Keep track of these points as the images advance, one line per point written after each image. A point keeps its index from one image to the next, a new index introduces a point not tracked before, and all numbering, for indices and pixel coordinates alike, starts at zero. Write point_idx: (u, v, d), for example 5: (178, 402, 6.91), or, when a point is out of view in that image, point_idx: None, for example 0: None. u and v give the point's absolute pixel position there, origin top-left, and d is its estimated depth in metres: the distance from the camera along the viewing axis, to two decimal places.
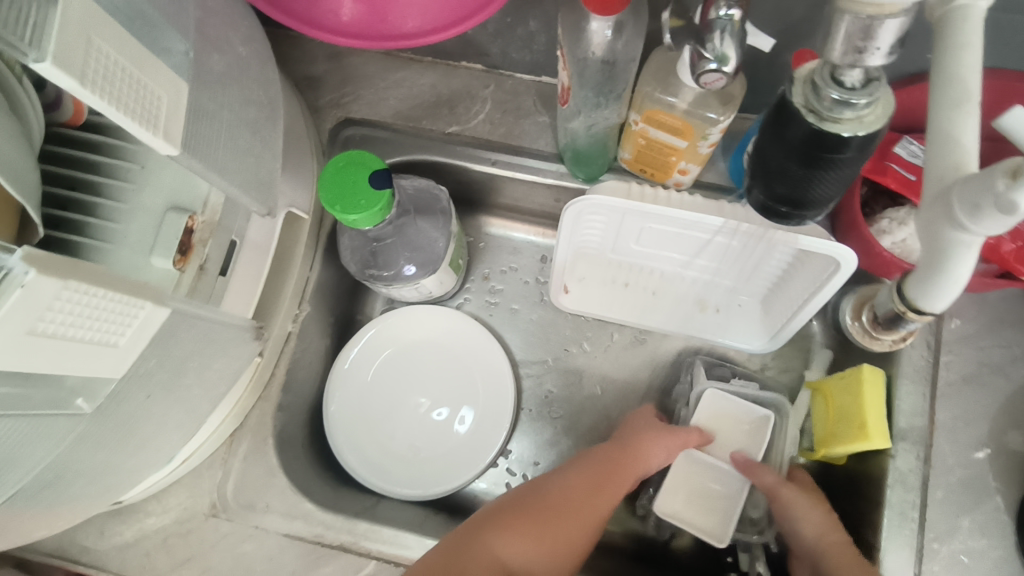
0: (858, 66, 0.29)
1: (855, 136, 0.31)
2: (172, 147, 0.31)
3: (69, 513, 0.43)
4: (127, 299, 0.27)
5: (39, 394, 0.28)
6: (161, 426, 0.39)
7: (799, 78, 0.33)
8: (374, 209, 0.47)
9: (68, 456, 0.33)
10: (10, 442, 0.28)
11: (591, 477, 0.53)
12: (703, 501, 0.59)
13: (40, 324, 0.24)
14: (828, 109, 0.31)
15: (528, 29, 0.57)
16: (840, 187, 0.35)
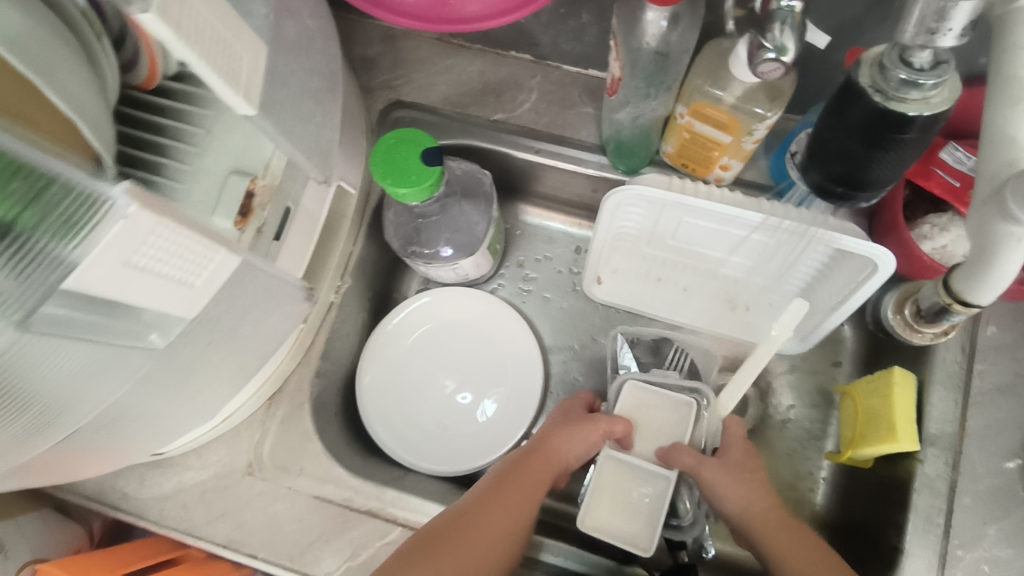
0: (928, 48, 0.33)
1: (920, 115, 0.36)
2: (250, 107, 0.33)
3: (123, 456, 0.45)
4: (205, 242, 0.29)
5: (120, 325, 0.30)
6: (215, 376, 0.41)
7: (868, 61, 0.37)
8: (424, 185, 0.48)
9: (137, 392, 0.35)
10: (87, 367, 0.31)
11: (505, 488, 0.50)
12: (627, 503, 0.51)
13: (134, 258, 0.26)
14: (895, 88, 0.35)
15: (581, 21, 0.58)
16: (897, 168, 0.40)
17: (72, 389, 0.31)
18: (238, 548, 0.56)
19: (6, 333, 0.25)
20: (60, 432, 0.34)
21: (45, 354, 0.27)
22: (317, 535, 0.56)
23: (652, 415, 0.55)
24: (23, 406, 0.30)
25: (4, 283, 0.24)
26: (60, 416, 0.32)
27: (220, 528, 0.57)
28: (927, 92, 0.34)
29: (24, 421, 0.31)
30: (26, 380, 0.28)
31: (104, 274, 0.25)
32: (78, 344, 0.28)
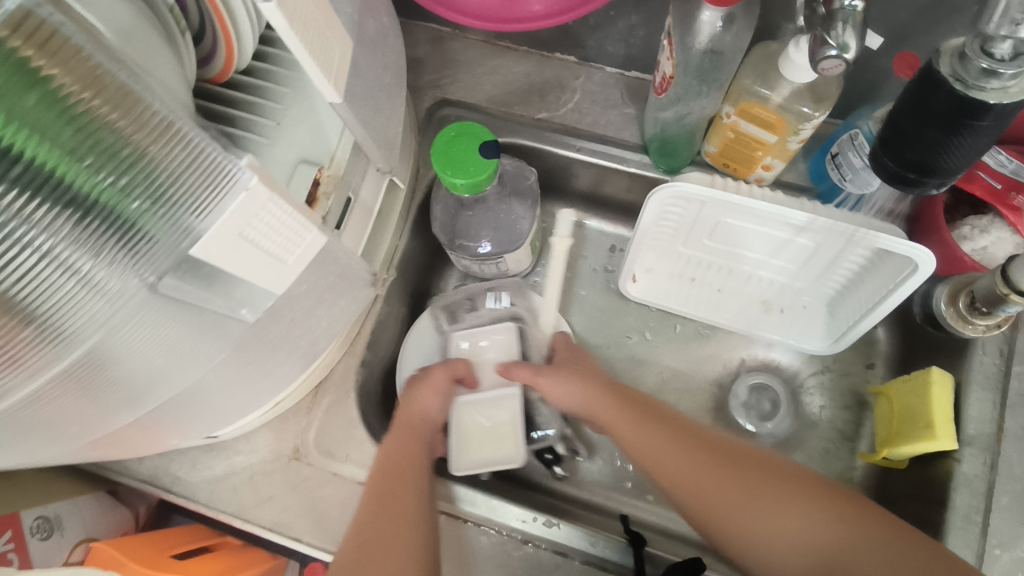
0: (1008, 39, 0.35)
1: (999, 103, 0.37)
2: (336, 94, 0.35)
3: (183, 437, 0.46)
4: (302, 222, 0.31)
5: (217, 301, 0.32)
6: (284, 357, 0.43)
7: (947, 51, 0.39)
8: (480, 177, 0.49)
9: (220, 367, 0.37)
10: (181, 340, 0.33)
11: (399, 454, 0.55)
12: (492, 434, 0.62)
13: (246, 229, 0.27)
14: (976, 78, 0.37)
15: (629, 23, 0.60)
16: (969, 158, 0.41)
17: (167, 360, 0.33)
18: (283, 531, 0.57)
19: (128, 307, 0.28)
20: (156, 404, 0.37)
21: (145, 334, 0.30)
22: None
23: (484, 350, 0.67)
24: (125, 384, 0.33)
25: (126, 267, 0.27)
26: (155, 393, 0.35)
27: (267, 512, 0.58)
28: (1006, 82, 0.36)
29: (122, 396, 0.34)
30: (126, 361, 0.31)
31: (220, 242, 0.27)
32: (174, 323, 0.31)
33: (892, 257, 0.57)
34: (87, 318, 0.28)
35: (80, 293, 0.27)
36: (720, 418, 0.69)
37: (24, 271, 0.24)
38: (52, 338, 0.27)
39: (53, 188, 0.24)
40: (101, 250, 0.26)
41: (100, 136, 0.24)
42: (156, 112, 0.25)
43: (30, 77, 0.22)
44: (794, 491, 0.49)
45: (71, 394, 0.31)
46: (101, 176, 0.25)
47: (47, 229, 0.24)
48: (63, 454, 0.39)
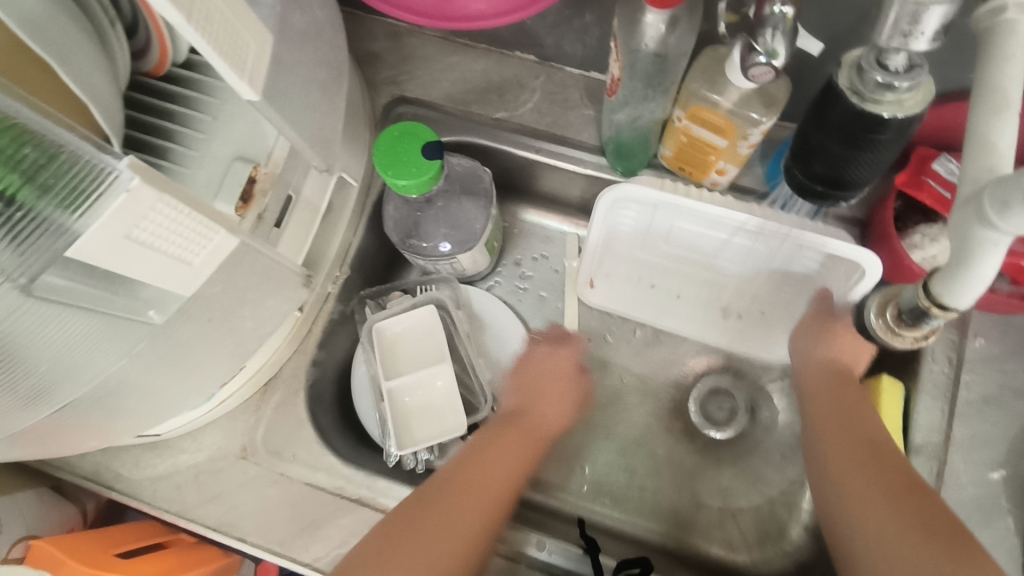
0: (901, 52, 0.35)
1: (893, 117, 0.37)
2: (253, 92, 0.34)
3: (101, 440, 0.45)
4: (206, 224, 0.30)
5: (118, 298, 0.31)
6: (209, 355, 0.42)
7: (846, 63, 0.39)
8: (423, 177, 0.49)
9: (132, 367, 0.36)
10: (85, 337, 0.31)
11: (522, 444, 0.61)
12: (431, 413, 0.61)
13: (135, 231, 0.26)
14: (871, 91, 0.37)
15: (584, 22, 0.59)
16: (875, 170, 0.42)
17: (67, 358, 0.31)
18: (228, 531, 0.57)
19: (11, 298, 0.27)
20: (67, 403, 0.34)
21: (44, 326, 0.29)
22: (306, 521, 0.57)
23: (404, 335, 0.64)
24: (21, 384, 0.31)
25: (8, 255, 0.26)
26: (65, 388, 0.33)
27: (211, 511, 0.57)
28: (900, 95, 0.36)
29: (18, 397, 0.31)
30: (21, 352, 0.29)
31: (105, 245, 0.26)
32: (76, 313, 0.29)
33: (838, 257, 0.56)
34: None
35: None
36: (674, 421, 0.69)
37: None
38: None
39: None
40: None
41: None
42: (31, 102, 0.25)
43: None
44: (905, 497, 0.43)
45: None
46: None
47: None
48: None
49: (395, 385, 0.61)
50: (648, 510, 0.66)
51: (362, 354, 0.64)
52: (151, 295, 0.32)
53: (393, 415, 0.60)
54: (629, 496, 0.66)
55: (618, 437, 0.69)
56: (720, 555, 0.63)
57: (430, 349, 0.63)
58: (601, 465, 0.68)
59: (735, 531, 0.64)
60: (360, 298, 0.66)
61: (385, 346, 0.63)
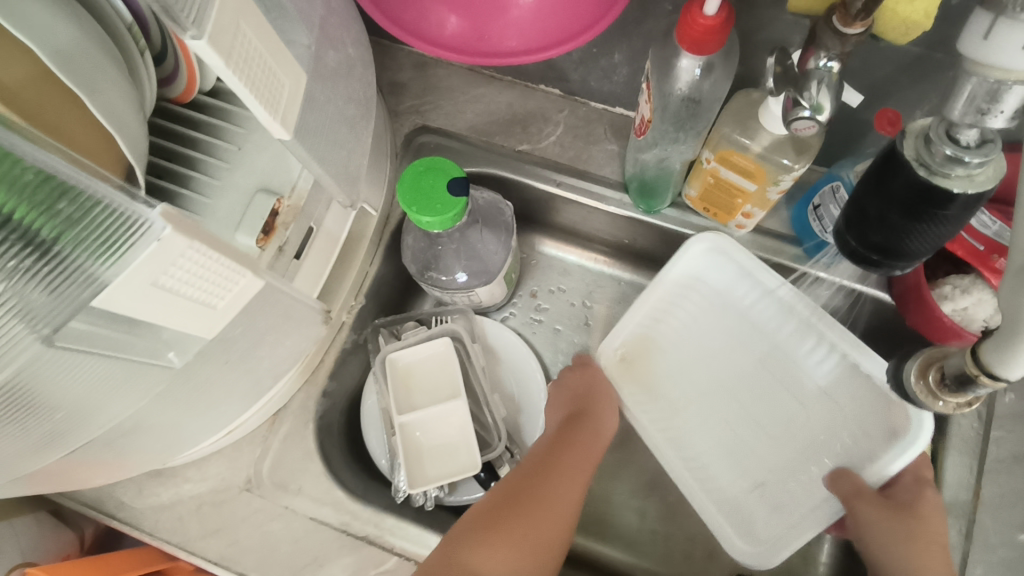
0: (974, 127, 0.32)
1: (964, 192, 0.35)
2: (285, 131, 0.34)
3: (111, 472, 0.44)
4: (234, 268, 0.30)
5: (141, 344, 0.30)
6: (226, 389, 0.41)
7: (912, 132, 0.38)
8: (447, 215, 0.48)
9: (147, 408, 0.36)
10: (105, 384, 0.31)
11: (586, 454, 0.57)
12: (445, 449, 0.59)
13: (162, 278, 0.26)
14: (940, 165, 0.35)
15: (612, 61, 0.58)
16: (935, 245, 0.40)
17: (85, 403, 0.31)
18: (230, 565, 0.55)
19: (31, 352, 0.26)
20: (82, 443, 0.35)
21: (60, 369, 0.28)
22: (312, 558, 0.55)
23: (419, 366, 0.63)
24: (36, 429, 0.31)
25: (41, 299, 0.25)
26: (80, 430, 0.33)
27: (213, 544, 0.56)
28: (972, 170, 0.34)
29: (33, 440, 0.32)
30: (34, 393, 0.28)
31: (129, 293, 0.25)
32: (97, 357, 0.29)
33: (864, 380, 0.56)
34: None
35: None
36: None
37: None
38: None
39: None
40: (11, 279, 0.24)
41: (20, 165, 0.22)
42: None
43: None
44: None
45: None
46: (15, 199, 0.23)
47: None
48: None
49: (408, 419, 0.59)
50: (662, 557, 0.64)
51: (375, 385, 0.63)
52: (174, 341, 0.31)
53: (404, 449, 0.58)
54: (642, 540, 0.65)
55: (633, 479, 0.67)
56: None
57: (445, 383, 0.61)
58: (614, 506, 0.66)
59: None
60: (374, 327, 0.65)
61: (399, 377, 0.62)
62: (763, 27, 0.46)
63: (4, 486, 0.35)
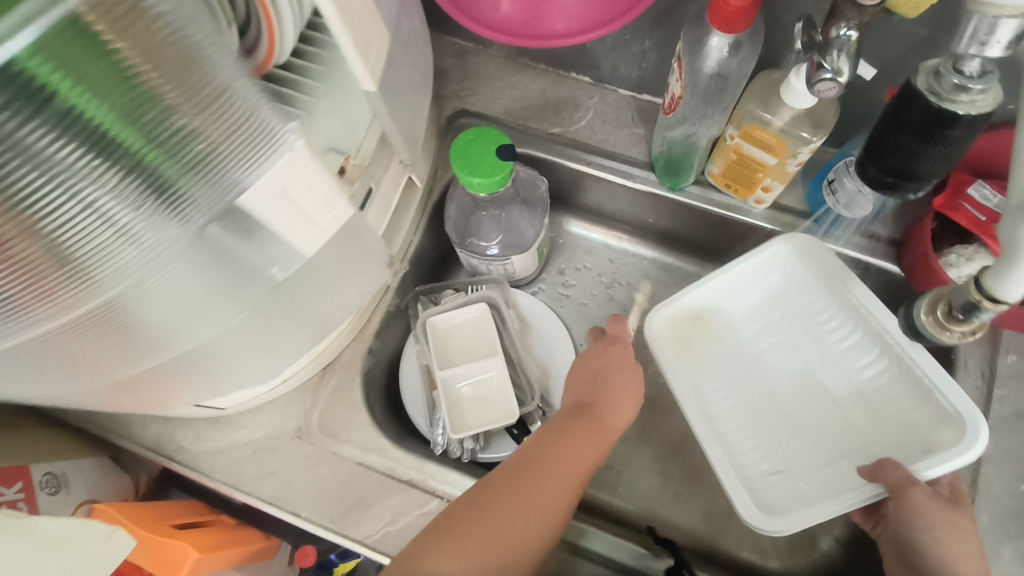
0: (976, 59, 0.40)
1: (968, 114, 0.42)
2: (371, 83, 0.39)
3: (195, 392, 0.49)
4: (335, 191, 0.35)
5: (245, 260, 0.36)
6: (307, 315, 0.47)
7: (922, 70, 0.44)
8: (495, 176, 0.52)
9: (234, 327, 0.42)
10: (201, 298, 0.37)
11: (584, 441, 0.56)
12: (484, 402, 0.63)
13: (288, 187, 0.31)
14: (949, 92, 0.42)
15: (642, 48, 0.63)
16: (943, 165, 0.46)
17: (184, 315, 0.37)
18: (283, 505, 0.59)
19: (145, 263, 0.32)
20: (173, 355, 0.41)
21: (169, 282, 0.34)
22: (360, 499, 0.59)
23: (457, 328, 0.67)
24: (140, 334, 0.37)
25: (160, 219, 0.31)
26: (174, 341, 0.39)
27: (267, 486, 0.60)
28: (975, 95, 0.41)
29: (133, 345, 0.38)
30: (143, 306, 0.35)
31: (264, 198, 0.31)
32: (196, 271, 0.35)
33: (907, 386, 0.59)
34: (118, 266, 0.31)
35: (115, 240, 0.30)
36: None
37: (54, 207, 0.27)
38: (92, 275, 0.31)
39: (107, 146, 0.27)
40: (139, 204, 0.30)
41: (154, 107, 0.28)
42: (208, 87, 0.29)
43: (99, 49, 0.25)
44: None
45: (95, 335, 0.35)
46: (143, 137, 0.28)
47: (94, 180, 0.28)
48: (84, 395, 0.43)
49: (449, 374, 0.63)
50: (683, 515, 0.68)
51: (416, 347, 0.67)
52: (279, 259, 0.37)
53: (447, 402, 0.63)
54: (664, 498, 0.69)
55: (655, 442, 0.71)
56: (750, 559, 0.66)
57: (483, 343, 0.66)
58: (637, 467, 0.70)
59: (767, 539, 0.66)
60: (414, 294, 0.69)
61: (438, 339, 0.66)
62: (784, 11, 0.51)
63: (102, 385, 0.42)
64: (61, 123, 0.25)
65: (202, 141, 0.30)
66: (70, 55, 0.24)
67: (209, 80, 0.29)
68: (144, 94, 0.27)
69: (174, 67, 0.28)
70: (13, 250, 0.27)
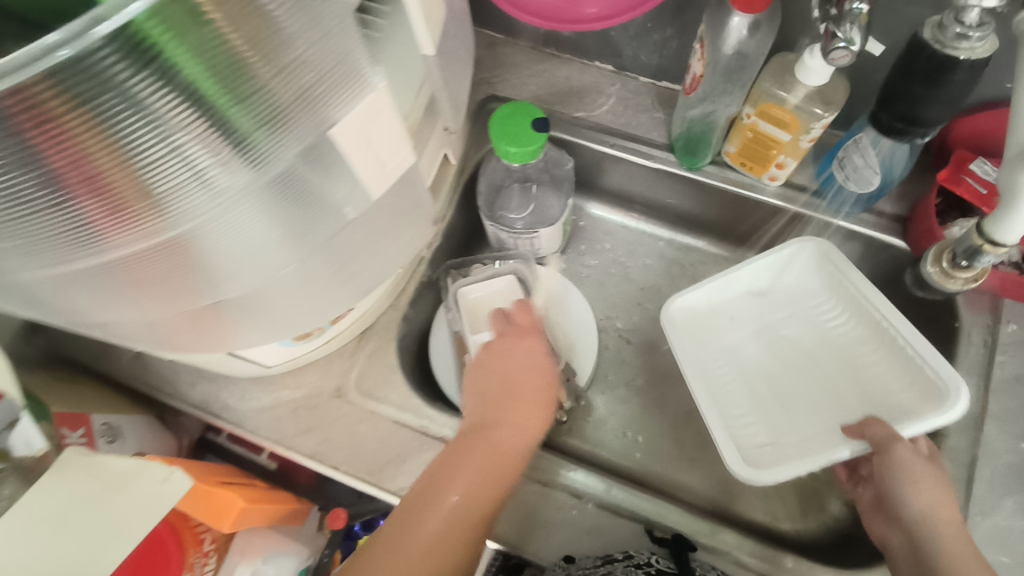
0: (976, 10, 0.44)
1: (967, 59, 0.46)
2: (430, 48, 0.43)
3: (262, 334, 0.50)
4: (404, 138, 0.40)
5: (304, 209, 0.40)
6: (361, 269, 0.50)
7: (929, 23, 0.48)
8: (529, 147, 0.56)
9: (296, 274, 0.45)
10: (263, 245, 0.41)
11: (487, 467, 0.54)
12: None
13: (369, 126, 0.37)
14: (951, 40, 0.46)
15: (664, 35, 0.68)
16: (948, 109, 0.51)
17: (243, 261, 0.41)
18: (322, 459, 0.63)
19: (216, 206, 0.36)
20: (227, 300, 0.44)
21: (233, 227, 0.38)
22: (395, 455, 0.62)
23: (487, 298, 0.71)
24: (201, 278, 0.40)
25: (233, 167, 0.35)
26: (231, 287, 0.42)
27: (308, 441, 0.63)
28: (974, 43, 0.46)
29: (193, 290, 0.41)
30: (208, 249, 0.38)
31: (351, 135, 0.36)
32: (258, 221, 0.39)
33: (896, 364, 0.61)
34: (190, 207, 0.35)
35: (191, 182, 0.34)
36: None
37: (146, 146, 0.31)
38: (166, 215, 0.35)
39: (196, 98, 0.31)
40: (218, 151, 0.33)
41: (240, 68, 0.31)
42: (287, 55, 0.33)
43: (198, 18, 0.29)
44: None
45: (159, 275, 0.39)
46: (228, 93, 0.32)
47: (183, 127, 0.31)
48: (142, 335, 0.46)
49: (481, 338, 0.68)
50: (702, 482, 0.71)
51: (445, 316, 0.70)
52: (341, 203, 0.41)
53: None
54: (682, 464, 0.72)
55: (672, 411, 0.75)
56: (764, 521, 0.69)
57: None
58: (655, 435, 0.73)
59: (780, 504, 0.69)
60: (444, 267, 0.73)
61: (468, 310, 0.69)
62: None
63: (157, 325, 0.45)
64: (163, 75, 0.29)
65: (275, 98, 0.34)
66: (177, 22, 0.28)
67: (289, 49, 0.33)
68: (235, 59, 0.31)
69: (260, 37, 0.31)
70: (107, 181, 0.32)
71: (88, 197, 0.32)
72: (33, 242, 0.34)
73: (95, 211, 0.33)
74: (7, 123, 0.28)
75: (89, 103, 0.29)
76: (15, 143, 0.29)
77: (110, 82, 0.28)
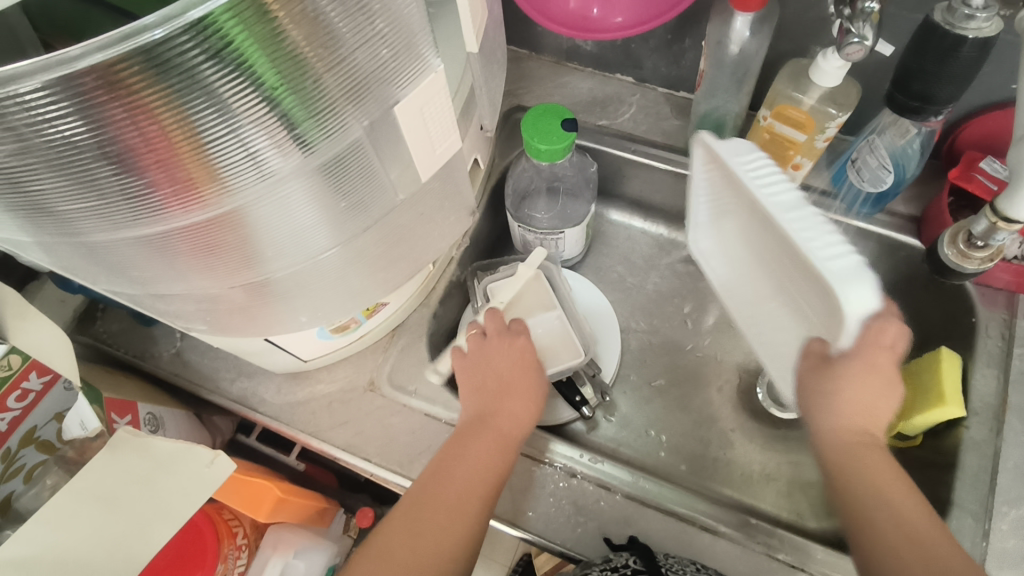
0: None
1: (974, 36, 0.50)
2: (474, 47, 0.47)
3: (311, 316, 0.53)
4: (451, 126, 0.44)
5: (351, 191, 0.43)
6: (409, 253, 0.53)
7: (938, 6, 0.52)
8: (558, 146, 0.59)
9: (344, 256, 0.48)
10: (310, 226, 0.43)
11: (488, 454, 0.55)
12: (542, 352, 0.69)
13: (427, 106, 0.41)
14: (959, 20, 0.50)
15: (683, 46, 0.72)
16: (958, 87, 0.54)
17: (290, 241, 0.43)
18: (355, 452, 0.64)
19: (269, 185, 0.38)
20: (271, 280, 0.46)
21: (283, 206, 0.40)
22: (426, 447, 0.64)
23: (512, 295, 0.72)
24: (249, 255, 0.43)
25: (287, 149, 0.37)
26: (276, 265, 0.45)
27: (341, 434, 0.65)
28: (981, 22, 0.49)
29: (240, 266, 0.44)
30: (257, 227, 0.41)
31: (412, 112, 0.40)
32: (304, 201, 0.41)
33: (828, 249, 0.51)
34: (246, 185, 0.38)
35: (249, 161, 0.36)
36: (744, 402, 0.76)
37: (212, 127, 0.34)
38: (224, 191, 0.37)
39: (259, 85, 0.34)
40: (275, 134, 0.36)
41: (299, 62, 0.34)
42: (340, 51, 0.35)
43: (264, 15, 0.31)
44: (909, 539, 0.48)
45: (212, 250, 0.41)
46: (287, 83, 0.34)
47: (245, 111, 0.34)
48: (190, 311, 0.49)
49: None
50: (727, 480, 0.71)
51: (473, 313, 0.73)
52: (382, 185, 0.44)
53: None
54: (705, 461, 0.72)
55: (695, 410, 0.76)
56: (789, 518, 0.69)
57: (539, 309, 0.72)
58: (679, 433, 0.74)
59: (804, 501, 0.69)
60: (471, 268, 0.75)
61: None
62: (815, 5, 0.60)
63: (204, 302, 0.47)
64: (231, 63, 0.32)
65: (327, 89, 0.36)
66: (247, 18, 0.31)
67: (341, 46, 0.35)
68: (294, 52, 0.33)
69: (317, 33, 0.34)
70: (176, 157, 0.34)
71: (155, 172, 0.34)
72: (98, 210, 0.36)
73: (159, 187, 0.35)
74: (92, 104, 0.30)
75: (166, 86, 0.31)
76: (99, 123, 0.31)
77: (184, 70, 0.31)
